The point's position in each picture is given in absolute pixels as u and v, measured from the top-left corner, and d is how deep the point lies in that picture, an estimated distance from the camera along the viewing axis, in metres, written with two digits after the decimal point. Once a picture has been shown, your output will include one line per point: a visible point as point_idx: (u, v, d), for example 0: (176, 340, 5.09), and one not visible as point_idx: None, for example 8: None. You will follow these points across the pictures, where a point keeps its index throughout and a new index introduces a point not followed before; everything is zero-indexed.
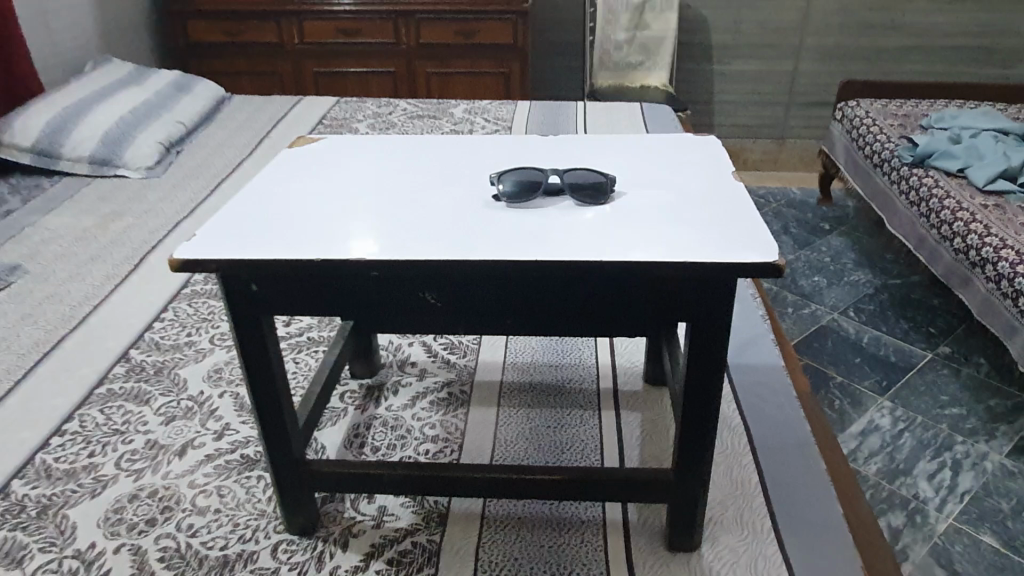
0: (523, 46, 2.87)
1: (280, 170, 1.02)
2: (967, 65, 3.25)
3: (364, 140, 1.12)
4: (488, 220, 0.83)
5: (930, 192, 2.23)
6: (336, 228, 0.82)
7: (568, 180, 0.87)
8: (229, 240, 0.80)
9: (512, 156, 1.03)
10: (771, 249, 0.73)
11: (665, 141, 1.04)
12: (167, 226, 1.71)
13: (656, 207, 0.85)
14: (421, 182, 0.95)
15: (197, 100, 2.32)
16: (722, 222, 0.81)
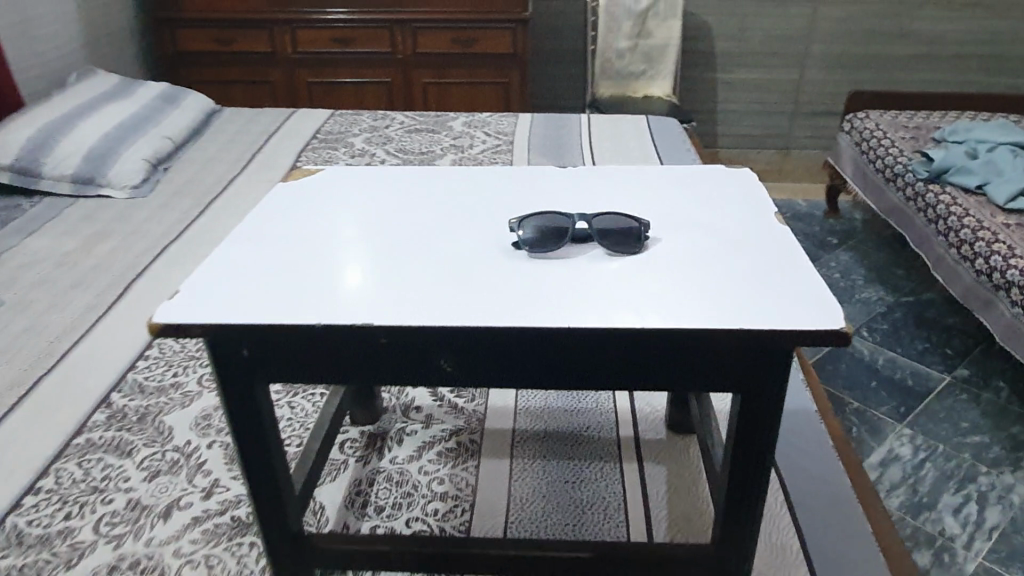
0: (523, 56, 2.79)
1: (274, 208, 0.93)
2: (974, 75, 3.19)
3: (366, 172, 1.03)
4: (510, 271, 0.74)
5: (948, 210, 2.15)
6: (339, 282, 0.73)
7: (597, 227, 0.78)
8: (216, 299, 0.70)
9: (529, 190, 0.94)
10: (834, 310, 0.65)
11: (696, 174, 0.96)
12: (153, 250, 1.61)
13: (696, 255, 0.76)
14: (432, 224, 0.86)
15: (185, 113, 2.22)
16: (772, 274, 0.72)
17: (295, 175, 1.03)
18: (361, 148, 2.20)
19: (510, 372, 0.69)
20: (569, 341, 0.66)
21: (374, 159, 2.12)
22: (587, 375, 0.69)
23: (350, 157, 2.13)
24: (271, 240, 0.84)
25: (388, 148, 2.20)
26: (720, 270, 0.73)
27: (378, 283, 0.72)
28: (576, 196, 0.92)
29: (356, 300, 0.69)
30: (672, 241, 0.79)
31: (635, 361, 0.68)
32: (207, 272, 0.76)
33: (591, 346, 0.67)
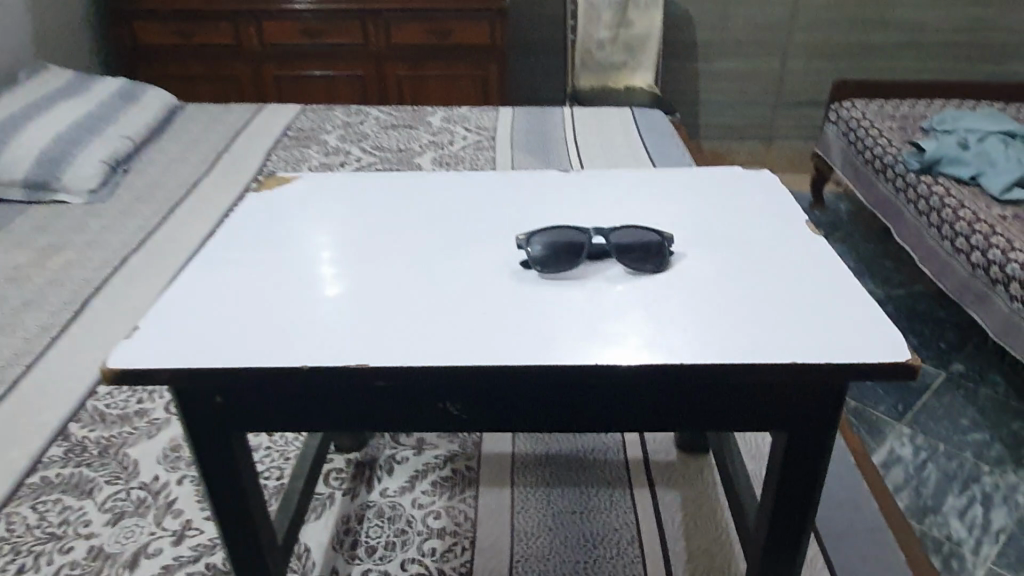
0: (501, 47, 2.69)
1: (246, 223, 0.83)
2: (956, 62, 3.16)
3: (350, 180, 0.93)
4: (522, 296, 0.65)
5: (942, 202, 2.10)
6: (327, 314, 0.64)
7: (615, 242, 0.69)
8: (180, 337, 0.61)
9: (532, 201, 0.86)
10: (897, 343, 0.57)
11: (715, 186, 0.88)
12: (114, 261, 1.50)
13: (726, 275, 0.69)
14: (428, 242, 0.77)
15: (146, 111, 2.10)
16: (817, 300, 0.64)
17: (268, 183, 0.93)
18: (336, 146, 2.09)
19: (527, 415, 0.60)
20: (594, 380, 0.58)
21: (349, 158, 2.01)
22: (614, 416, 0.60)
23: (324, 156, 2.02)
24: (243, 262, 0.74)
25: (364, 146, 2.09)
26: (758, 295, 0.65)
27: (372, 316, 0.63)
28: (584, 210, 0.83)
29: (348, 337, 0.60)
30: (697, 258, 0.72)
31: (667, 400, 0.59)
32: (169, 304, 0.66)
33: (619, 386, 0.59)
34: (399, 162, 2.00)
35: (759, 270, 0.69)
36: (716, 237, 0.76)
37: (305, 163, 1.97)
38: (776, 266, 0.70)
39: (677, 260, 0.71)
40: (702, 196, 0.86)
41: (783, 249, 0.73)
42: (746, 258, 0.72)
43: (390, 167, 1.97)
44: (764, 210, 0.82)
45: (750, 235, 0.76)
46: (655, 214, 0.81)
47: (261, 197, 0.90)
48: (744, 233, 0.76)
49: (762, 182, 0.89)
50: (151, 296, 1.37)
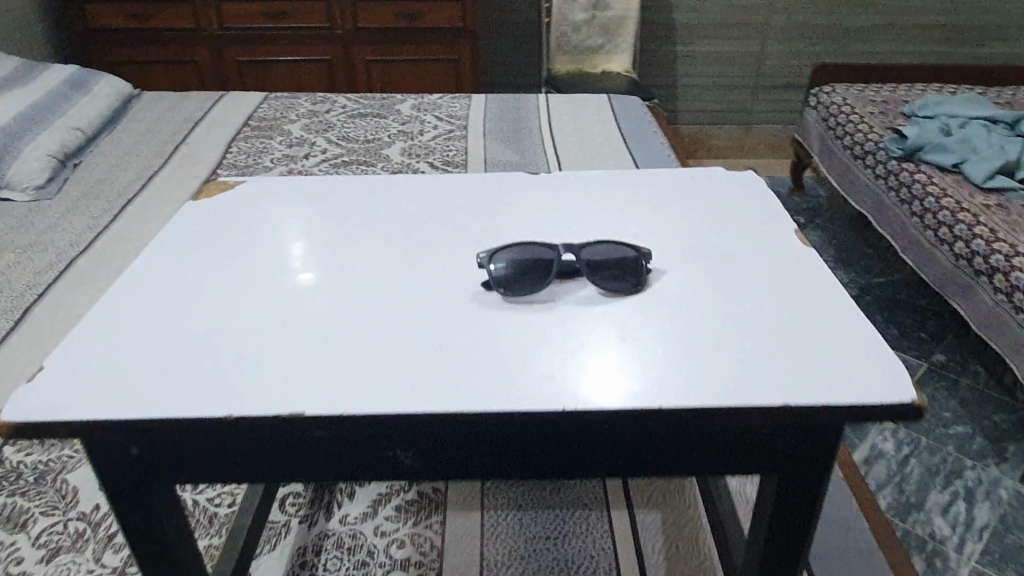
0: (473, 31, 2.60)
1: (181, 238, 0.76)
2: (936, 45, 3.11)
3: (300, 185, 0.86)
4: (482, 325, 0.59)
5: (923, 190, 2.05)
6: (260, 348, 0.57)
7: (586, 258, 0.64)
8: (88, 380, 0.54)
9: (498, 207, 0.79)
10: (902, 378, 0.51)
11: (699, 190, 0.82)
12: (57, 264, 1.40)
13: (708, 294, 0.62)
14: (382, 258, 0.70)
15: (97, 100, 1.99)
16: (811, 323, 0.58)
17: (210, 189, 0.86)
18: (299, 136, 1.99)
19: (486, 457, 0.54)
20: (560, 426, 0.51)
21: (313, 149, 1.92)
22: (583, 461, 0.54)
23: (287, 147, 1.92)
24: (171, 286, 0.67)
25: (329, 136, 2.00)
26: (743, 318, 0.59)
27: (314, 350, 0.57)
28: (555, 216, 0.77)
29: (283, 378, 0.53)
30: (677, 275, 0.65)
31: (639, 443, 0.53)
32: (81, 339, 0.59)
33: (588, 430, 0.52)
34: (367, 153, 1.91)
35: (745, 290, 0.63)
36: (697, 250, 0.69)
37: (267, 154, 1.88)
38: (764, 286, 0.64)
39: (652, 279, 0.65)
40: (685, 202, 0.79)
41: (771, 262, 0.67)
42: (731, 274, 0.65)
43: (356, 158, 1.88)
44: (752, 220, 0.75)
45: (736, 248, 0.70)
46: (633, 223, 0.75)
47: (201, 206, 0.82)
48: (727, 247, 0.70)
49: (749, 185, 0.83)
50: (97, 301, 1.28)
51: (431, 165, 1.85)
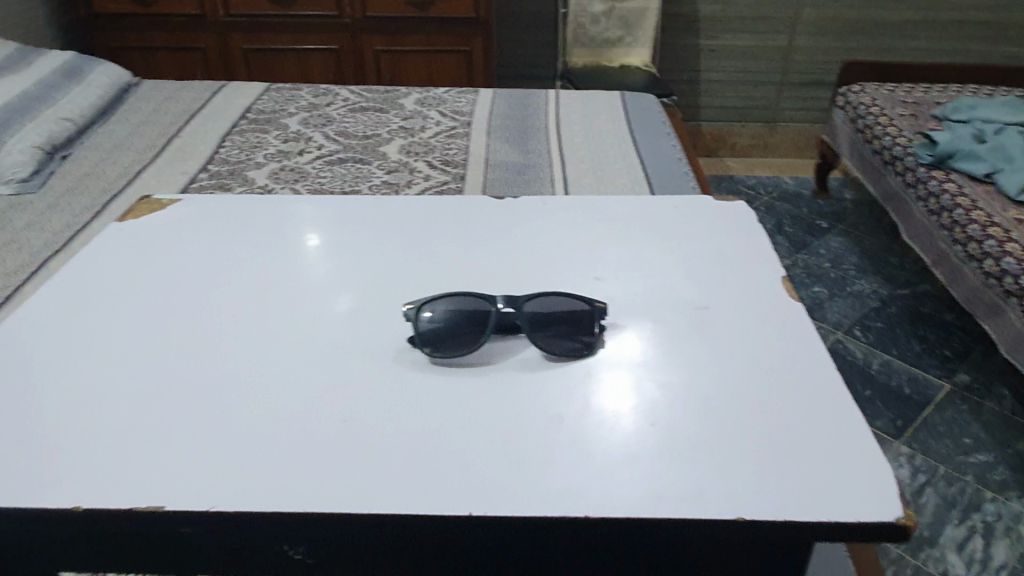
0: (486, 21, 2.50)
1: (167, 283, 0.80)
2: (975, 42, 2.95)
3: (235, 223, 0.90)
4: (476, 407, 0.62)
5: (952, 201, 1.93)
6: (250, 428, 0.61)
7: (528, 311, 0.70)
8: (67, 464, 0.58)
9: (500, 258, 0.81)
10: (881, 495, 0.53)
11: (699, 248, 0.82)
12: (29, 265, 1.35)
13: (692, 374, 0.65)
14: (377, 315, 0.73)
15: (91, 91, 1.94)
16: (794, 415, 0.60)
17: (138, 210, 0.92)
18: (296, 131, 1.92)
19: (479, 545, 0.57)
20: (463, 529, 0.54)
21: (309, 145, 1.85)
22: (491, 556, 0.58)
23: (282, 142, 1.85)
24: (158, 342, 0.71)
25: (327, 131, 1.93)
26: (722, 403, 0.62)
27: (310, 430, 0.60)
28: (554, 272, 0.79)
29: (279, 470, 0.57)
30: (659, 348, 0.68)
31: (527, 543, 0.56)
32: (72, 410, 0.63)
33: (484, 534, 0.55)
34: (364, 150, 1.83)
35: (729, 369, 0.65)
36: (689, 318, 0.71)
37: (260, 150, 1.81)
38: (749, 363, 0.66)
39: (608, 337, 0.69)
40: (682, 256, 0.81)
41: (759, 338, 0.69)
42: (717, 347, 0.67)
43: (353, 155, 1.80)
44: (748, 278, 0.77)
45: (725, 316, 0.72)
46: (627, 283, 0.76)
47: (124, 225, 0.90)
48: (716, 314, 0.72)
49: (750, 243, 0.83)
50: None
51: (429, 164, 1.77)
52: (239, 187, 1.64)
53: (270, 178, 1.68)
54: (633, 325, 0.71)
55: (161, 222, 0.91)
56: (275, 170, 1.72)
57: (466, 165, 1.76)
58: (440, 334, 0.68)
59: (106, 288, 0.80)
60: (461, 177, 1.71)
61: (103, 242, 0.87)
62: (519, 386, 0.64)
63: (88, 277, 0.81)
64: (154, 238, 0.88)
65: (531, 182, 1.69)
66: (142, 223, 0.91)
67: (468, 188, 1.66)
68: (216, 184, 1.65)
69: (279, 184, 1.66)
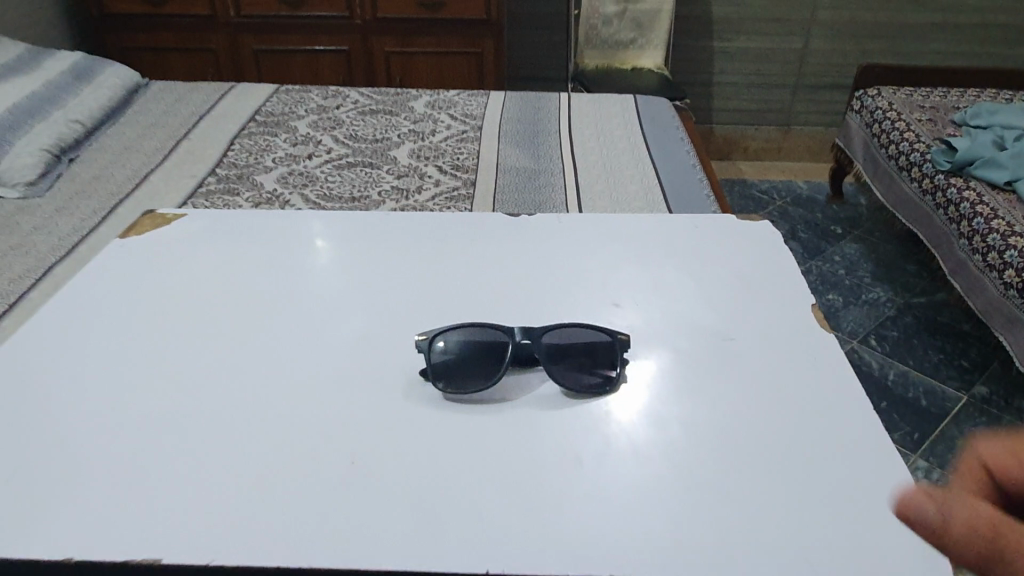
0: (497, 22, 2.48)
1: (175, 305, 0.78)
2: (993, 45, 2.91)
3: (244, 241, 0.88)
4: (501, 451, 0.61)
5: (972, 210, 1.89)
6: (265, 470, 0.59)
7: (546, 344, 0.70)
8: (76, 511, 0.56)
9: (519, 281, 0.79)
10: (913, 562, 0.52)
11: (719, 276, 0.80)
12: (36, 270, 1.33)
13: (718, 419, 0.63)
14: (393, 344, 0.72)
15: (100, 93, 1.93)
16: (821, 471, 0.59)
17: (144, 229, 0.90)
18: (305, 133, 1.90)
19: None
20: None
21: (318, 148, 1.83)
22: None
23: (291, 145, 1.83)
24: (167, 371, 0.69)
25: (337, 134, 1.91)
26: (748, 454, 0.60)
27: (327, 474, 0.59)
28: (576, 298, 0.77)
29: (298, 515, 0.56)
30: (682, 390, 0.66)
31: None
32: (79, 446, 0.62)
33: None
34: (373, 153, 1.81)
35: (756, 414, 0.64)
36: (715, 355, 0.70)
37: (269, 153, 1.79)
38: (777, 408, 0.65)
39: (628, 373, 0.68)
40: (702, 284, 0.79)
41: (781, 382, 0.67)
42: (743, 390, 0.66)
43: (362, 159, 1.78)
44: (776, 310, 0.75)
45: (751, 353, 0.70)
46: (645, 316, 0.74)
47: (126, 241, 0.88)
48: (743, 350, 0.70)
49: (769, 271, 0.81)
50: None
51: (440, 169, 1.74)
52: (247, 191, 1.62)
53: (279, 182, 1.66)
54: (657, 361, 0.69)
55: (166, 238, 0.90)
56: (283, 174, 1.70)
57: (478, 170, 1.73)
58: (455, 369, 0.68)
59: (113, 312, 0.78)
60: (471, 183, 1.68)
61: (106, 259, 0.86)
62: (542, 429, 0.63)
63: (92, 297, 0.80)
64: (159, 255, 0.86)
65: (542, 187, 1.67)
66: (146, 239, 0.89)
67: (479, 193, 1.64)
68: (225, 187, 1.63)
69: (288, 188, 1.64)
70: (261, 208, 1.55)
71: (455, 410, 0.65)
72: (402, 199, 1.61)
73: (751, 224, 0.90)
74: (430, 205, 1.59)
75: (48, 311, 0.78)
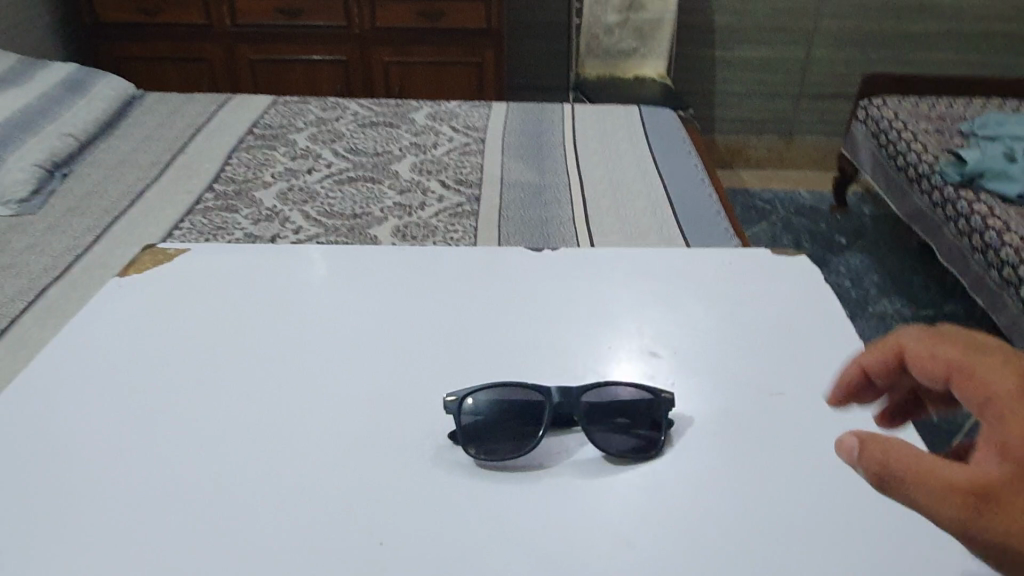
0: (498, 32, 2.44)
1: (180, 351, 0.74)
2: (996, 54, 2.89)
3: (252, 277, 0.84)
4: (538, 521, 0.56)
5: (984, 222, 1.87)
6: (282, 539, 0.55)
7: (584, 405, 0.65)
8: None
9: (546, 325, 0.75)
10: None
11: (748, 317, 0.77)
12: (29, 291, 1.28)
13: (770, 480, 0.59)
14: (415, 393, 0.68)
15: (94, 105, 1.88)
16: (886, 537, 0.55)
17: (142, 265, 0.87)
18: (305, 147, 1.86)
19: None
20: None
21: (318, 162, 1.78)
22: None
23: (291, 160, 1.79)
24: (174, 425, 0.65)
25: (336, 148, 1.86)
26: (805, 518, 0.56)
27: (351, 543, 0.55)
28: (608, 344, 0.73)
29: None
30: (719, 442, 0.63)
31: None
32: (82, 512, 0.57)
33: None
34: (375, 168, 1.77)
35: (809, 474, 0.60)
36: (759, 408, 0.66)
37: (268, 168, 1.74)
38: (832, 467, 0.60)
39: (675, 433, 0.64)
40: (733, 326, 0.75)
41: (823, 431, 0.63)
42: (784, 442, 0.62)
43: (364, 174, 1.74)
44: (820, 354, 0.71)
45: (798, 404, 0.66)
46: (673, 361, 0.71)
47: (127, 280, 0.84)
48: (790, 402, 0.66)
49: (799, 309, 0.78)
50: None
51: (443, 184, 1.70)
52: (245, 208, 1.57)
53: (278, 199, 1.62)
54: (699, 414, 0.65)
55: (169, 275, 0.86)
56: (283, 190, 1.65)
57: (483, 185, 1.69)
58: (481, 432, 0.63)
59: (115, 355, 0.74)
60: (476, 198, 1.64)
61: (106, 300, 0.81)
62: (580, 494, 0.58)
63: (91, 342, 0.75)
64: (162, 293, 0.82)
65: (548, 203, 1.63)
66: (147, 278, 0.85)
67: (484, 209, 1.60)
68: (223, 205, 1.58)
69: (288, 205, 1.59)
70: (261, 227, 1.51)
71: (478, 466, 0.61)
72: (405, 215, 1.57)
73: (785, 259, 0.86)
74: (434, 221, 1.55)
75: (45, 358, 0.74)
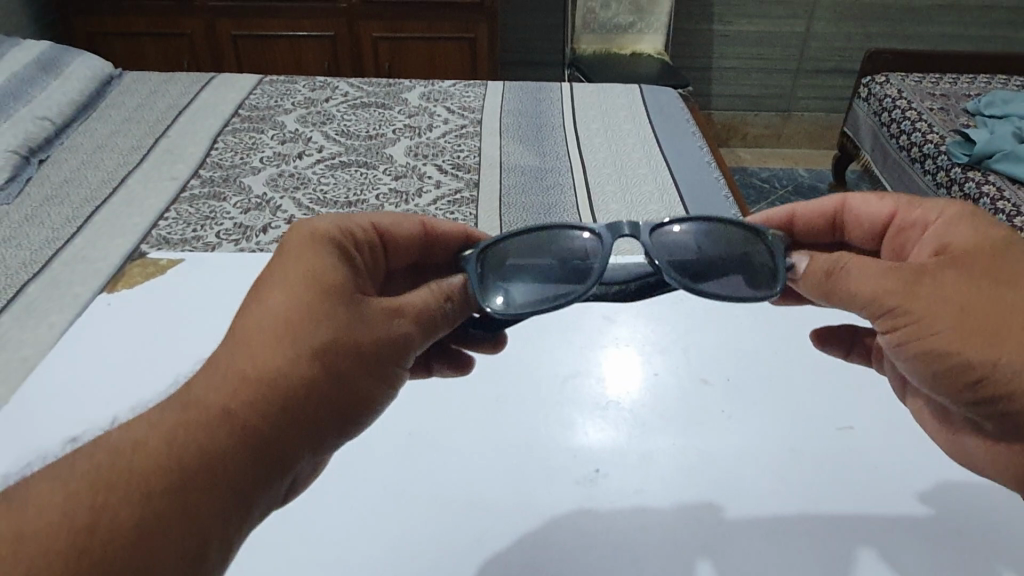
0: (490, 7, 2.34)
1: (177, 375, 0.68)
2: (996, 29, 2.84)
3: None
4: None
5: (993, 206, 1.82)
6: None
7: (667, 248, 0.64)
8: None
9: (586, 353, 0.71)
10: None
11: (795, 339, 0.72)
12: (7, 289, 1.21)
13: (836, 529, 0.56)
14: (442, 436, 0.63)
15: (70, 85, 1.79)
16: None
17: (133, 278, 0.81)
18: (293, 130, 1.77)
19: None
20: None
21: (308, 146, 1.70)
22: None
23: (279, 143, 1.70)
24: None
25: (327, 130, 1.78)
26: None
27: None
28: (654, 371, 0.69)
29: None
30: (782, 487, 0.59)
31: None
32: None
33: None
34: (368, 152, 1.69)
35: (877, 522, 0.56)
36: (822, 446, 0.62)
37: (256, 152, 1.66)
38: (904, 522, 0.56)
39: (748, 475, 0.60)
40: (779, 353, 0.71)
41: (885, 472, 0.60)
42: (844, 487, 0.59)
43: (357, 158, 1.66)
44: (871, 384, 0.67)
45: (866, 442, 0.62)
46: (720, 393, 0.67)
47: (124, 295, 0.79)
48: (858, 438, 0.63)
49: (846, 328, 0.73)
50: (43, 344, 1.09)
51: (439, 169, 1.63)
52: (234, 195, 1.49)
53: (268, 186, 1.54)
54: (758, 448, 0.62)
55: (168, 288, 0.80)
56: (272, 176, 1.57)
57: (481, 170, 1.62)
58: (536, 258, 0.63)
59: (114, 378, 0.68)
60: (474, 184, 1.57)
61: (94, 320, 0.75)
62: (644, 547, 0.55)
63: (78, 366, 0.70)
64: (165, 308, 0.77)
65: (550, 190, 1.56)
66: (137, 295, 0.79)
67: (484, 196, 1.53)
68: (210, 191, 1.50)
69: (278, 191, 1.52)
70: (251, 216, 1.43)
71: (521, 517, 0.57)
72: (402, 203, 1.50)
73: None
74: (432, 208, 1.48)
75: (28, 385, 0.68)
